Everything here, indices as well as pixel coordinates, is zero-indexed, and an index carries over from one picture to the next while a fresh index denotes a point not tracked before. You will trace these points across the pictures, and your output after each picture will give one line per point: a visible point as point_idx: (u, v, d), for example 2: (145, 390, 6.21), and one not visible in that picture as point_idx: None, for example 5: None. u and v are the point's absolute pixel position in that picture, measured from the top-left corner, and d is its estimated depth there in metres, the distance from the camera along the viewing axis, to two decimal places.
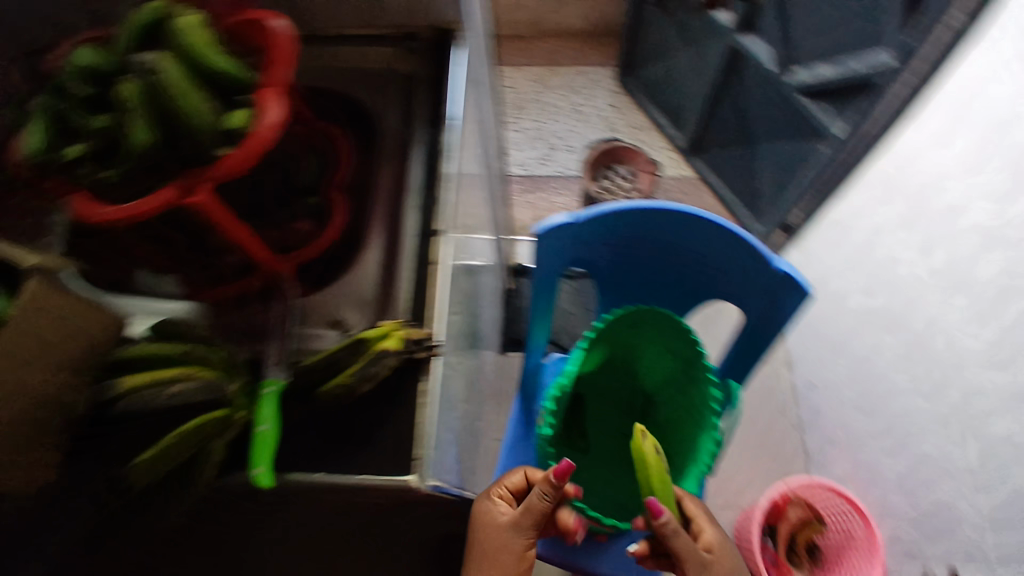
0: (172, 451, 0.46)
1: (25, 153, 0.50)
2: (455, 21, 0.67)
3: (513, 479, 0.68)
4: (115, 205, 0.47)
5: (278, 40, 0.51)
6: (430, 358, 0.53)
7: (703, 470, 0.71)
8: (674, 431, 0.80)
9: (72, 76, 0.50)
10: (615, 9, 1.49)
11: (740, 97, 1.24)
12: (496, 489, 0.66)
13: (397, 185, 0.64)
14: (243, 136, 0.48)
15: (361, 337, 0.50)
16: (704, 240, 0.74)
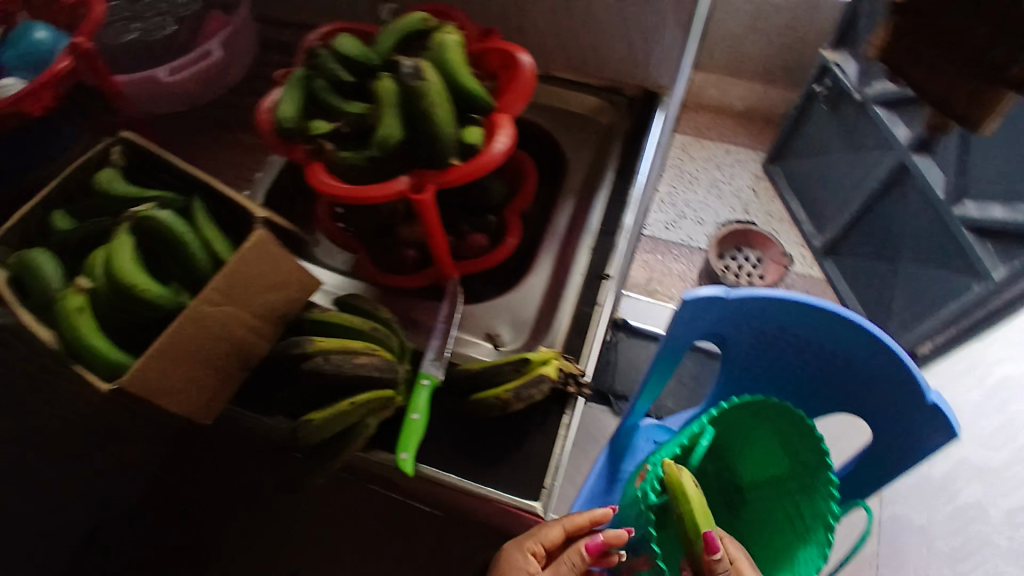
0: (342, 419, 0.48)
1: (276, 116, 0.54)
2: (666, 86, 0.71)
3: (549, 535, 0.62)
4: (349, 181, 0.53)
5: (523, 75, 0.56)
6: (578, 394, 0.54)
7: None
8: (769, 530, 0.77)
9: (336, 60, 0.56)
10: (780, 99, 1.51)
11: (894, 214, 1.21)
12: (529, 544, 0.62)
13: (575, 222, 0.66)
14: (472, 153, 0.53)
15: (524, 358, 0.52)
16: (852, 346, 0.73)
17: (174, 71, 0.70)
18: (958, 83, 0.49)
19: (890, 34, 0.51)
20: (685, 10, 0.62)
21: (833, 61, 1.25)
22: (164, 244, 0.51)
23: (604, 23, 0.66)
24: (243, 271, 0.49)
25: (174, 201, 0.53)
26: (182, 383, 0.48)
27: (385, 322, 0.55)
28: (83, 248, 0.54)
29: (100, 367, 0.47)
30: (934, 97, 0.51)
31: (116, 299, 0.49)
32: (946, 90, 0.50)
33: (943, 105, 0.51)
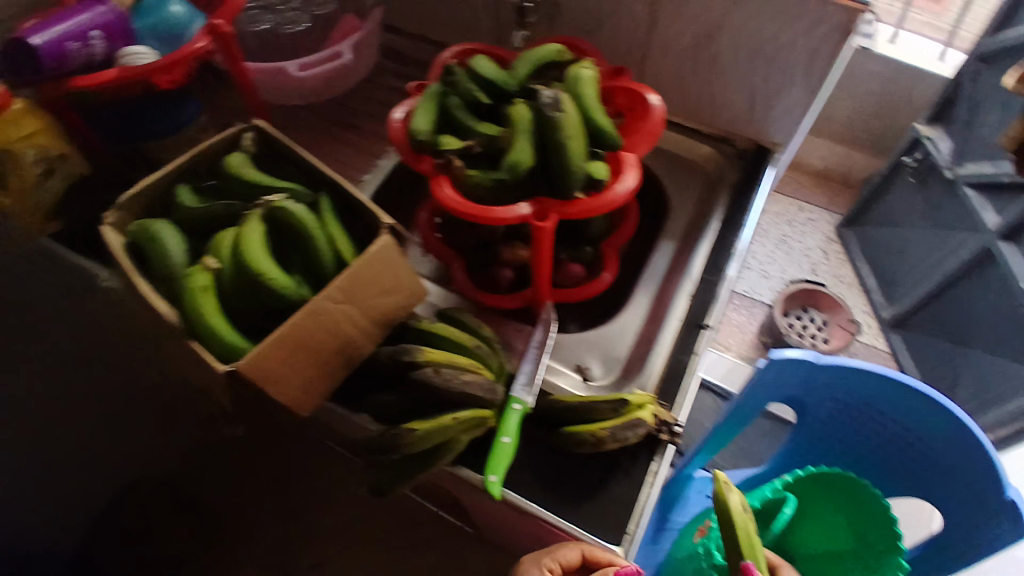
0: (439, 434, 0.48)
1: (409, 128, 0.56)
2: (780, 143, 0.71)
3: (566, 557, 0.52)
4: (472, 198, 0.54)
5: (652, 116, 0.57)
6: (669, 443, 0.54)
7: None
8: None
9: (473, 81, 0.57)
10: (862, 163, 1.48)
11: (971, 298, 1.17)
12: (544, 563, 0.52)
13: (675, 265, 0.67)
14: (596, 188, 0.54)
15: (623, 399, 0.53)
16: (937, 429, 0.71)
17: (304, 67, 0.72)
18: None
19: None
20: (817, 74, 0.62)
21: (925, 135, 1.24)
22: (291, 235, 0.52)
23: (729, 75, 0.67)
24: (364, 273, 0.50)
25: (305, 196, 0.55)
26: (291, 374, 0.49)
27: (487, 340, 0.55)
28: (208, 228, 0.56)
29: (218, 347, 0.48)
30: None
31: (240, 283, 0.50)
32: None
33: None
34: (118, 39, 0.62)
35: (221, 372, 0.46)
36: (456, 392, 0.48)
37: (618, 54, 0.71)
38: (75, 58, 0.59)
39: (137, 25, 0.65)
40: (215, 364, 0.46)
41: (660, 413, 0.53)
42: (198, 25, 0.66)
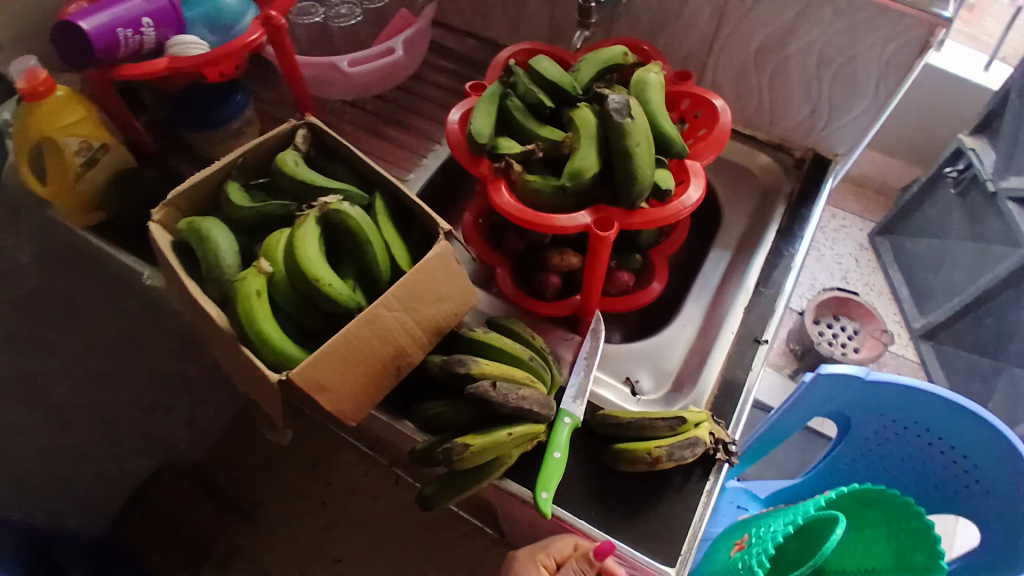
0: (493, 450, 0.46)
1: (468, 129, 0.54)
2: (841, 154, 0.69)
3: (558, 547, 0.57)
4: (528, 207, 0.52)
5: (719, 125, 0.55)
6: (724, 462, 0.53)
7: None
8: None
9: (535, 83, 0.56)
10: (900, 172, 1.45)
11: (1010, 312, 1.14)
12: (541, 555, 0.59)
13: (728, 277, 0.64)
14: (662, 198, 0.52)
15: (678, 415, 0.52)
16: (987, 450, 0.68)
17: (355, 63, 0.71)
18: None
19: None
20: (890, 84, 0.60)
21: (968, 145, 1.20)
22: (345, 239, 0.51)
23: (794, 82, 0.65)
24: (418, 280, 0.48)
25: (360, 198, 0.54)
26: (342, 385, 0.48)
27: (539, 352, 0.54)
28: (259, 228, 0.56)
29: (268, 355, 0.48)
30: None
31: (293, 287, 0.50)
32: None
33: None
34: (169, 26, 0.60)
35: (274, 381, 0.46)
36: (513, 408, 0.47)
37: (677, 58, 0.69)
38: (125, 45, 0.57)
39: (187, 12, 0.63)
40: (269, 373, 0.46)
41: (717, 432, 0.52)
42: (252, 16, 0.65)
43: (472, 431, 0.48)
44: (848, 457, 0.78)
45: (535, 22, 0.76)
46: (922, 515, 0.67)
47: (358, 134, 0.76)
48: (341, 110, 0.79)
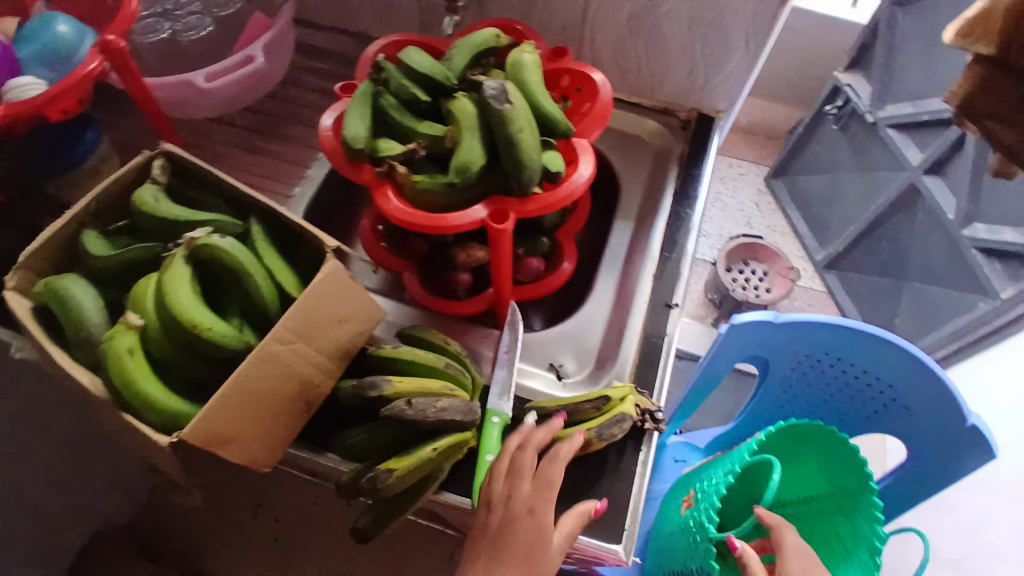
0: (420, 469, 0.45)
1: (342, 135, 0.51)
2: (722, 111, 0.70)
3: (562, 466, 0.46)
4: (418, 209, 0.50)
5: (601, 99, 0.55)
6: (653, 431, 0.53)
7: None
8: None
9: (406, 76, 0.53)
10: (785, 115, 1.52)
11: (902, 232, 1.23)
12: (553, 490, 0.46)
13: (634, 247, 0.65)
14: (554, 181, 0.51)
15: (601, 395, 0.52)
16: (894, 371, 0.71)
17: (212, 77, 0.65)
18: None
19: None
20: (758, 37, 0.61)
21: (845, 82, 1.28)
22: (225, 274, 0.48)
23: (670, 44, 0.65)
24: (311, 305, 0.45)
25: (234, 227, 0.51)
26: (244, 432, 0.45)
27: (455, 356, 0.52)
28: (128, 276, 0.53)
29: (155, 419, 0.46)
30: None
31: (169, 336, 0.47)
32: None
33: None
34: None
35: (167, 445, 0.43)
36: (434, 421, 0.45)
37: (553, 32, 0.68)
38: None
39: (21, 51, 0.57)
40: (159, 438, 0.43)
41: (642, 402, 0.52)
42: (91, 42, 0.58)
43: (398, 453, 0.46)
44: (771, 397, 0.82)
45: (403, 10, 0.72)
46: (847, 440, 0.69)
47: (234, 153, 0.71)
48: (209, 128, 0.73)
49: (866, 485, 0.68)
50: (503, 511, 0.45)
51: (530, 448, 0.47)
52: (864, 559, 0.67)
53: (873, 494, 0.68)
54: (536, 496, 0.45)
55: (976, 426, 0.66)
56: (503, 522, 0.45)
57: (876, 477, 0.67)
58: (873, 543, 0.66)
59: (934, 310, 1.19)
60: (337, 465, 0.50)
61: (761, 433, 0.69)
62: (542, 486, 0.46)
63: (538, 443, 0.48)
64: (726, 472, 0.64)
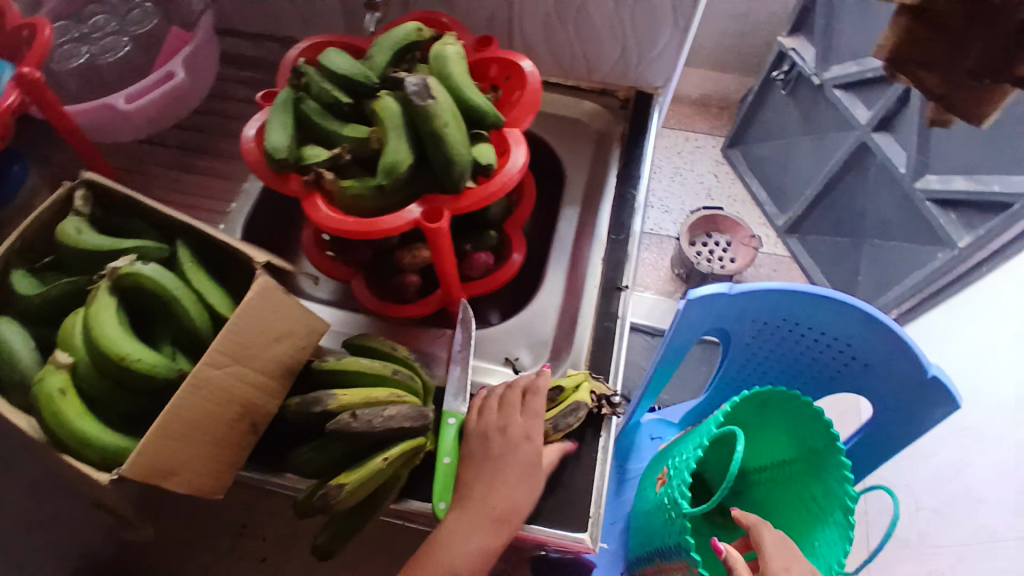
0: (373, 480, 0.44)
1: (264, 145, 0.49)
2: (659, 87, 0.70)
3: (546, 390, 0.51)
4: (350, 216, 0.49)
5: (530, 84, 0.53)
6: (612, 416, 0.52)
7: (831, 569, 0.65)
8: (775, 508, 0.75)
9: (326, 79, 0.51)
10: (735, 84, 1.52)
11: (857, 190, 1.24)
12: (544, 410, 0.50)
13: (581, 231, 0.65)
14: (486, 174, 0.49)
15: (554, 386, 0.51)
16: (850, 330, 0.72)
17: (132, 98, 0.63)
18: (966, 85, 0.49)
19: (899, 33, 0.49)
20: (685, 11, 0.60)
21: (789, 46, 1.28)
22: (152, 303, 0.47)
23: (598, 25, 0.64)
24: (245, 324, 0.44)
25: (160, 251, 0.50)
26: (188, 461, 0.44)
27: (404, 360, 0.51)
28: (55, 314, 0.51)
29: (94, 456, 0.44)
30: (944, 96, 0.51)
31: (100, 372, 0.46)
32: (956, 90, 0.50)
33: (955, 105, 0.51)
34: None
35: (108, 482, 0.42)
36: (382, 431, 0.44)
37: (482, 23, 0.67)
38: None
39: None
40: (99, 476, 0.42)
41: (597, 390, 0.52)
42: (9, 75, 0.56)
43: (351, 466, 0.45)
44: (736, 367, 0.82)
45: (328, 11, 0.70)
46: (812, 402, 0.68)
47: (171, 174, 0.69)
48: (140, 150, 0.71)
49: (832, 444, 0.67)
50: (497, 442, 0.47)
51: (511, 387, 0.51)
52: (839, 518, 0.66)
53: (841, 454, 0.66)
54: (527, 424, 0.48)
55: (936, 378, 0.66)
56: (498, 451, 0.47)
57: (842, 435, 0.65)
58: (845, 502, 0.65)
59: (895, 264, 1.21)
60: (296, 484, 0.50)
61: (728, 404, 0.68)
62: (530, 412, 0.49)
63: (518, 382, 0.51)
64: (694, 447, 0.63)
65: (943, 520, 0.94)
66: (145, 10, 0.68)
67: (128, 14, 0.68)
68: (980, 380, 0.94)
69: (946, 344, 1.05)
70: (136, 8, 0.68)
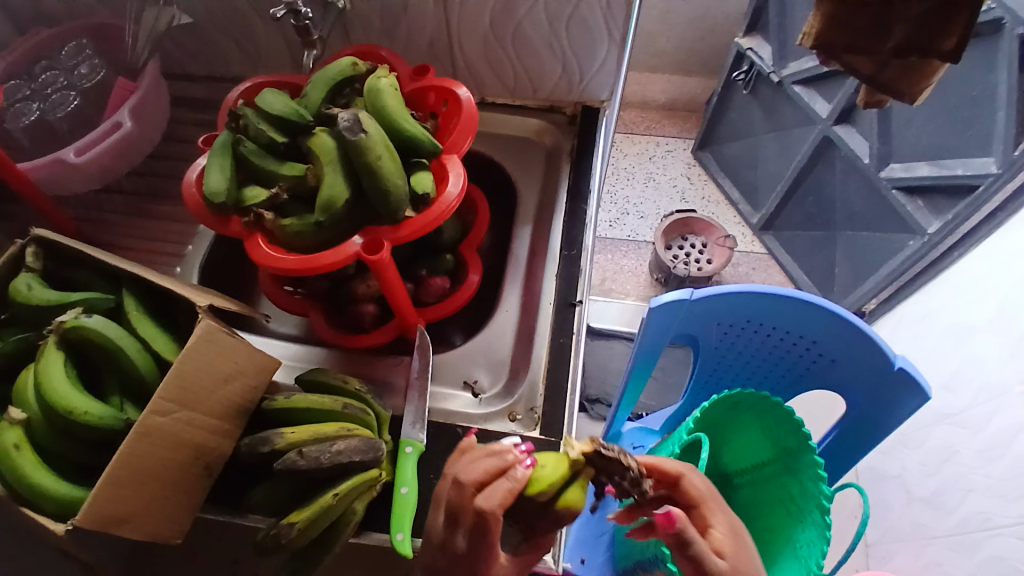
0: (327, 513, 0.45)
1: (203, 190, 0.50)
2: (605, 100, 0.70)
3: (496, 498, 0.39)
4: (292, 254, 0.50)
5: (465, 110, 0.54)
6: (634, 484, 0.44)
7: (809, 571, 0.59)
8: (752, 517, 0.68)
9: (262, 119, 0.52)
10: (700, 86, 1.54)
11: (826, 182, 1.24)
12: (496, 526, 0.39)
13: (535, 249, 0.65)
14: (425, 202, 0.50)
15: (538, 489, 0.41)
16: (815, 327, 0.72)
17: (82, 150, 0.64)
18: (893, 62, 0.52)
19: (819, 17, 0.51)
20: (618, 25, 0.61)
21: (747, 47, 1.28)
22: (100, 355, 0.48)
23: (537, 44, 0.65)
24: (190, 370, 0.44)
25: (104, 301, 0.50)
26: (143, 509, 0.44)
27: (356, 394, 0.51)
28: (9, 369, 0.51)
29: (50, 508, 0.44)
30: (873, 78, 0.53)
31: (53, 425, 0.46)
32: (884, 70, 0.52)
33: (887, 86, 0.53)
34: None
35: (65, 532, 0.42)
36: (330, 466, 0.44)
37: (425, 48, 0.68)
38: None
39: None
40: (54, 527, 0.41)
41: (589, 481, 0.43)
42: None
43: (305, 502, 0.46)
44: (708, 372, 0.81)
45: (274, 49, 0.71)
46: (783, 403, 0.63)
47: (133, 222, 0.70)
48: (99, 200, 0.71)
49: (804, 441, 0.61)
50: (440, 556, 0.41)
51: (465, 489, 0.39)
52: (818, 520, 0.59)
53: (813, 451, 0.61)
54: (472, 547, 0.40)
55: (903, 369, 0.66)
56: (440, 565, 0.41)
57: (811, 430, 0.60)
58: (820, 502, 0.59)
59: (868, 255, 1.21)
60: (256, 522, 0.50)
61: (697, 409, 0.63)
62: (478, 534, 0.39)
63: (478, 477, 0.40)
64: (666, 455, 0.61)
65: (936, 509, 0.94)
66: (91, 64, 0.68)
67: (74, 68, 0.67)
68: (959, 364, 0.94)
69: (920, 331, 1.06)
70: (81, 62, 0.67)
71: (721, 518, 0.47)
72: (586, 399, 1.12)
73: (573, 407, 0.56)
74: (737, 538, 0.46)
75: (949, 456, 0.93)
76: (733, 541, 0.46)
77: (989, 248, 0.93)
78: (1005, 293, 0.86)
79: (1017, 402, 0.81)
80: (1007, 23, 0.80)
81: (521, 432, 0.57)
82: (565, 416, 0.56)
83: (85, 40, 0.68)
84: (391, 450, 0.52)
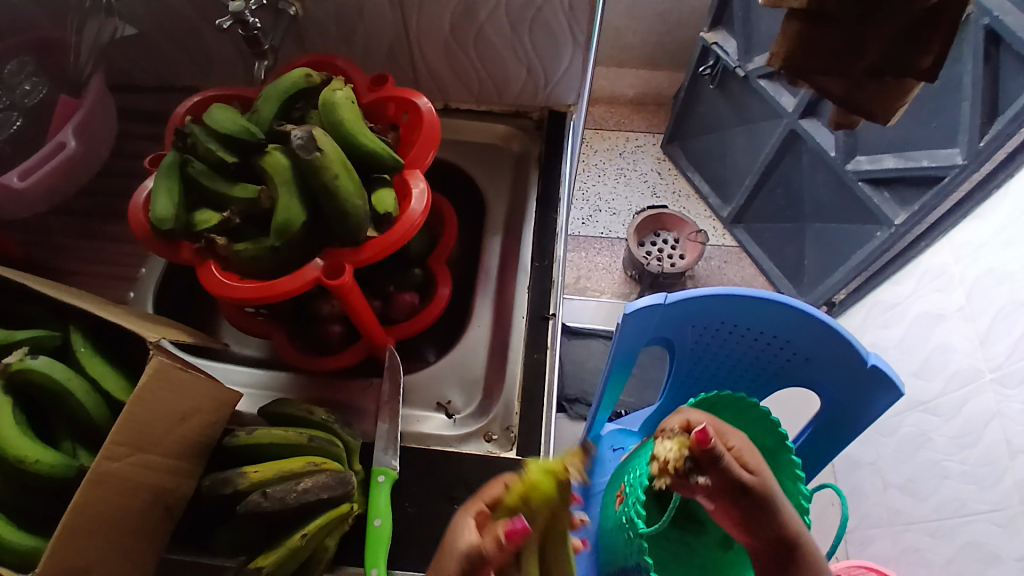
0: (299, 552, 0.43)
1: (151, 216, 0.47)
2: (572, 104, 0.69)
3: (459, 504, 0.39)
4: (246, 281, 0.47)
5: (427, 122, 0.52)
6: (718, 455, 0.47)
7: None
8: None
9: (211, 137, 0.49)
10: (668, 80, 1.54)
11: (794, 174, 1.25)
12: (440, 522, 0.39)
13: (506, 260, 0.64)
14: (388, 221, 0.48)
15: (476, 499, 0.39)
16: (788, 326, 0.72)
17: (26, 174, 0.60)
18: (869, 84, 0.61)
19: (794, 40, 0.58)
20: (583, 29, 0.59)
21: (712, 41, 1.27)
22: (48, 399, 0.45)
23: (500, 49, 0.63)
24: (144, 411, 0.41)
25: (51, 338, 0.47)
26: (102, 561, 0.41)
27: (323, 424, 0.49)
28: None
29: (9, 560, 0.41)
30: (847, 98, 0.63)
31: (3, 476, 0.43)
32: (859, 92, 0.63)
33: (860, 106, 0.64)
34: None
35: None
36: (297, 507, 0.42)
37: (383, 56, 0.65)
38: None
39: None
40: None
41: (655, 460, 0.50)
42: None
43: (273, 542, 0.44)
44: (685, 372, 0.80)
45: (226, 58, 0.68)
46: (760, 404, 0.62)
47: (84, 246, 0.67)
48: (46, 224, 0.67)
49: (782, 446, 0.61)
50: None
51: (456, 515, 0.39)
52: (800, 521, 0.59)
53: (792, 455, 0.60)
54: None
55: (876, 367, 0.66)
56: None
57: (790, 435, 0.59)
58: (800, 502, 0.58)
59: (836, 246, 1.23)
60: (222, 562, 0.48)
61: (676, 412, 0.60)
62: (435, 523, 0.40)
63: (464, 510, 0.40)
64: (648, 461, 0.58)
65: (913, 494, 0.95)
66: (31, 80, 0.61)
67: (16, 85, 0.61)
68: (931, 350, 0.95)
69: (891, 320, 1.07)
70: (22, 78, 0.61)
71: (731, 436, 0.53)
72: (565, 400, 1.11)
73: (548, 424, 0.55)
74: (750, 452, 0.52)
75: (923, 442, 0.95)
76: (748, 455, 0.52)
77: (955, 238, 0.95)
78: (973, 281, 0.88)
79: (987, 390, 0.84)
80: (973, 15, 0.81)
81: (498, 453, 0.55)
82: (541, 433, 0.55)
83: (27, 57, 0.61)
84: (363, 479, 0.50)
